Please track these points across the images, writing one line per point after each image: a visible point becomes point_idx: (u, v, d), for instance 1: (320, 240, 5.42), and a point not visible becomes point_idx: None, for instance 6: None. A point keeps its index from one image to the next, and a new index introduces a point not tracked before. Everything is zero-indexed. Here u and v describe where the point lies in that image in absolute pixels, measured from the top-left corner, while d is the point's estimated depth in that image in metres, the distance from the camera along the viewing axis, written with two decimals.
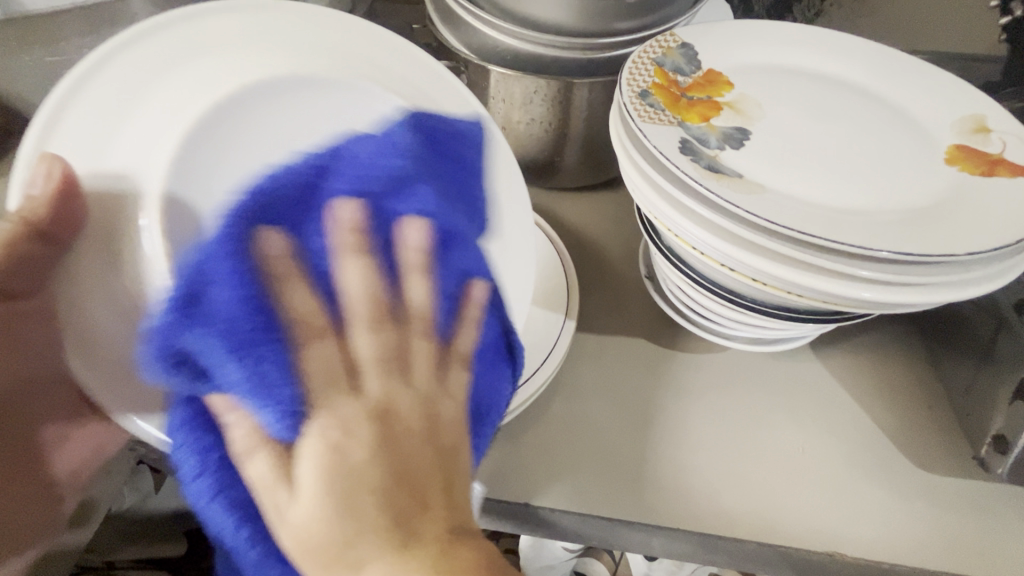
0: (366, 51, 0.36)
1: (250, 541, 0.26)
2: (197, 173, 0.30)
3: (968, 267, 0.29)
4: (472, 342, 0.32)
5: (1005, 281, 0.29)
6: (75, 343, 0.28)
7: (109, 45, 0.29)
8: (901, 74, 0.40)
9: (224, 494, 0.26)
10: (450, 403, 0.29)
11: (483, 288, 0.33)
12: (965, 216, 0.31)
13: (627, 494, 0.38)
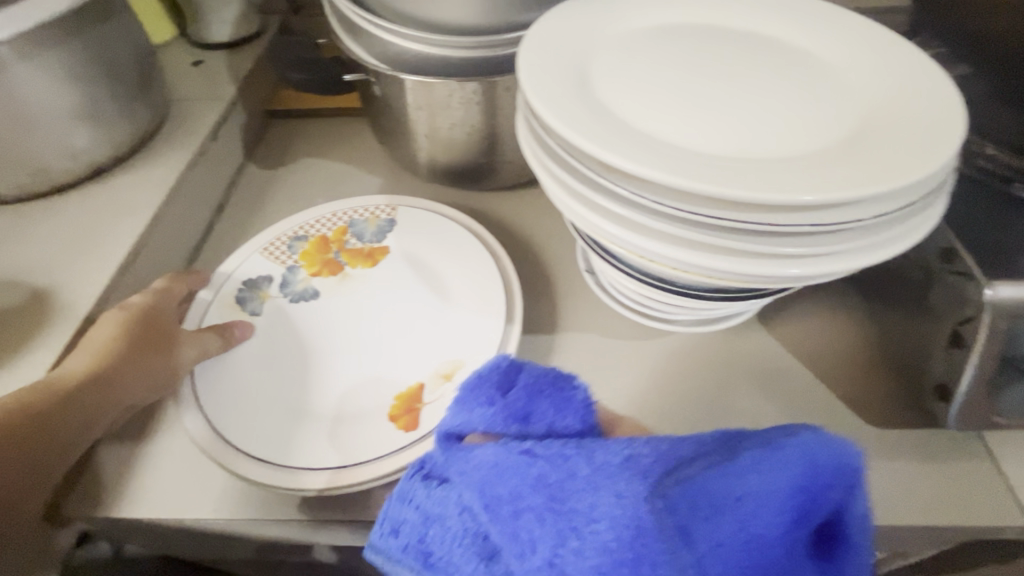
0: (839, 24, 0.37)
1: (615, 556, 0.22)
2: (713, 100, 0.33)
3: (867, 231, 0.28)
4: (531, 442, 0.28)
5: (904, 244, 0.29)
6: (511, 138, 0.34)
7: (811, 131, 0.31)
8: (823, 20, 0.37)
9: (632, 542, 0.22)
10: None
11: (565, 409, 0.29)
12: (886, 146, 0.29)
13: None
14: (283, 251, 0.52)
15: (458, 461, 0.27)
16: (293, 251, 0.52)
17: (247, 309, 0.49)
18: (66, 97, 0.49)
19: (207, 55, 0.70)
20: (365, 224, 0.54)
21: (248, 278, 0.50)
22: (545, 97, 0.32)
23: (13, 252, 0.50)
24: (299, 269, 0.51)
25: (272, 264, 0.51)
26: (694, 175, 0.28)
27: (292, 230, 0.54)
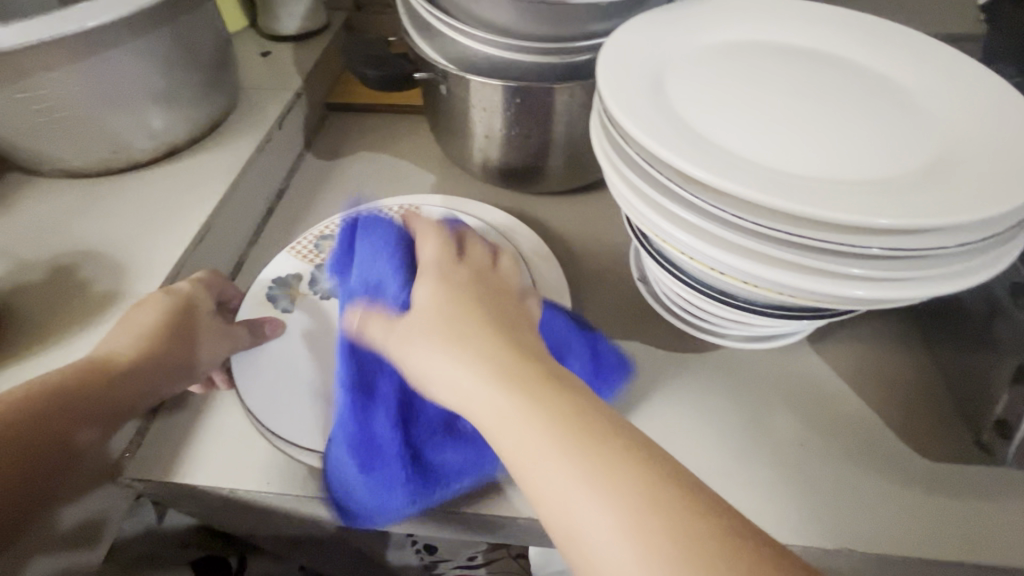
0: (919, 51, 0.37)
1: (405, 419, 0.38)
2: (790, 119, 0.33)
3: (942, 260, 0.29)
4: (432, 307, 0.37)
5: (978, 276, 0.29)
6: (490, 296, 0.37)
7: (888, 155, 0.31)
8: (903, 47, 0.37)
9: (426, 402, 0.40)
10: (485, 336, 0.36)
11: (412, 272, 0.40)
12: (967, 176, 0.29)
13: None
14: (310, 249, 0.53)
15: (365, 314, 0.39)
16: (322, 250, 0.53)
17: (280, 306, 0.49)
18: (151, 79, 0.51)
19: (275, 46, 0.73)
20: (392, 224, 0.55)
21: (277, 278, 0.51)
22: (625, 103, 0.33)
23: (87, 222, 0.53)
24: (328, 269, 0.52)
25: (299, 263, 0.52)
26: (771, 190, 0.28)
27: (318, 230, 0.55)
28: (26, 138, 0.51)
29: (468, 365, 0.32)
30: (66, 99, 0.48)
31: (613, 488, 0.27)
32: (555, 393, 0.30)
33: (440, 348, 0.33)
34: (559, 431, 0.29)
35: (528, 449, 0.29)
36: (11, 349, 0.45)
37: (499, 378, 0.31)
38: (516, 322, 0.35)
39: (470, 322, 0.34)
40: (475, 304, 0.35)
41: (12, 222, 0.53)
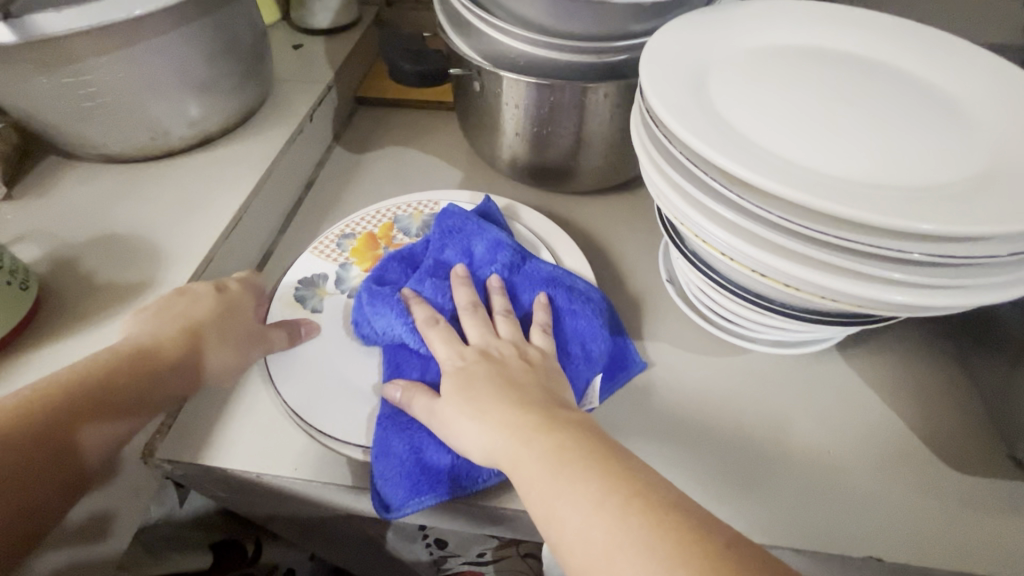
0: (967, 60, 0.37)
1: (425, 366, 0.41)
2: (835, 124, 0.33)
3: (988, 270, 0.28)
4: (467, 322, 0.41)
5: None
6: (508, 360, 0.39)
7: (936, 163, 0.31)
8: (949, 55, 0.37)
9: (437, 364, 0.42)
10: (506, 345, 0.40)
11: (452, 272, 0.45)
12: (1017, 186, 0.29)
13: None
14: (332, 249, 0.54)
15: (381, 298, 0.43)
16: (344, 249, 0.53)
17: (308, 305, 0.49)
18: (191, 68, 0.52)
19: (307, 39, 0.74)
20: (410, 220, 0.55)
21: (301, 280, 0.51)
22: (669, 102, 0.33)
23: (123, 208, 0.54)
24: (351, 265, 0.52)
25: (323, 262, 0.53)
26: (817, 193, 0.28)
27: (338, 230, 0.55)
28: (67, 124, 0.52)
29: (491, 425, 0.35)
30: (109, 85, 0.49)
31: (614, 526, 0.28)
32: (556, 440, 0.32)
33: (462, 416, 0.36)
34: (563, 476, 0.30)
35: (541, 505, 0.30)
36: (50, 327, 0.46)
37: (511, 437, 0.33)
38: (523, 378, 0.37)
39: (485, 387, 0.37)
40: (486, 377, 0.37)
41: (52, 203, 0.54)
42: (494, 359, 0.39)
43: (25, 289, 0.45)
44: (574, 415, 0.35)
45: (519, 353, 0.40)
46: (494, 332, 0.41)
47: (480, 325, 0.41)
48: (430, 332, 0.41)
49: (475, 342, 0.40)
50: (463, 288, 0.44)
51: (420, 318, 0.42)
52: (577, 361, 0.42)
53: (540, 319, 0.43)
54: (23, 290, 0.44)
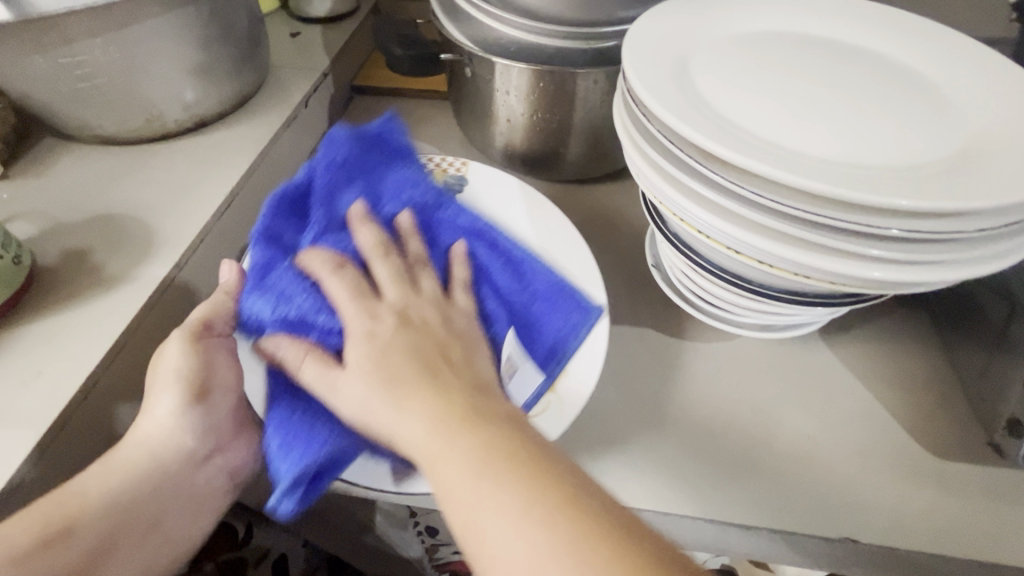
0: (949, 46, 0.37)
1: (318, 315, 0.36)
2: (814, 105, 0.33)
3: (961, 247, 0.29)
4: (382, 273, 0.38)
5: (999, 264, 0.29)
6: (426, 331, 0.36)
7: (913, 143, 0.31)
8: (930, 42, 0.37)
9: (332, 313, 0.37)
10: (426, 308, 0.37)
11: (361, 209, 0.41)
12: (991, 165, 0.29)
13: (649, 484, 0.40)
14: None
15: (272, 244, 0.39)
16: None
17: None
18: (187, 52, 0.53)
19: (305, 27, 0.74)
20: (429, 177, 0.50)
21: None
22: (650, 83, 0.33)
23: (117, 189, 0.55)
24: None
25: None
26: (792, 171, 0.28)
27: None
28: (62, 104, 0.52)
29: (411, 413, 0.31)
30: (105, 67, 0.50)
31: (539, 534, 0.26)
32: (478, 440, 0.29)
33: (382, 403, 0.32)
34: (486, 479, 0.28)
35: (460, 506, 0.28)
36: (43, 304, 0.47)
37: (431, 431, 0.30)
38: (447, 354, 0.35)
39: (405, 371, 0.33)
40: (403, 349, 0.34)
41: (48, 184, 0.55)
42: (413, 322, 0.36)
43: (20, 264, 0.45)
44: (499, 408, 0.32)
45: (440, 318, 0.37)
46: (415, 290, 0.39)
47: (400, 281, 0.38)
48: (337, 279, 0.37)
49: (390, 300, 0.37)
50: (370, 227, 0.40)
51: (321, 266, 0.38)
52: (490, 320, 0.40)
53: (459, 274, 0.41)
54: (17, 265, 0.45)
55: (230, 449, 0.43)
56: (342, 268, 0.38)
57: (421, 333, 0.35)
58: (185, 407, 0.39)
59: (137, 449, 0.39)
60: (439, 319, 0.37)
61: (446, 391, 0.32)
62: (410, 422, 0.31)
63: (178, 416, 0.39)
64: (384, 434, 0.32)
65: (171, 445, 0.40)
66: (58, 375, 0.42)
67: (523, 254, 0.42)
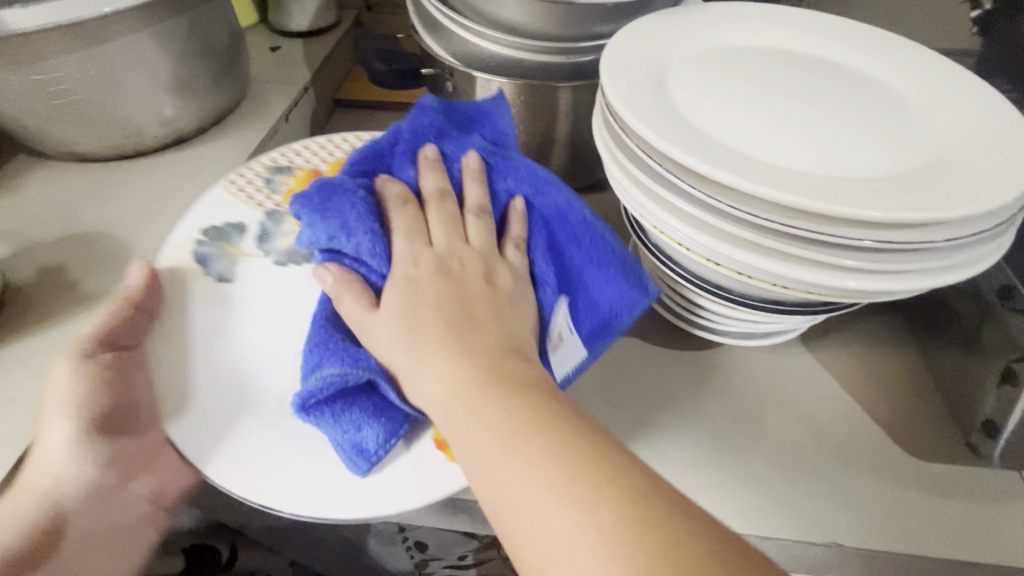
0: (916, 59, 0.38)
1: (368, 232, 0.36)
2: (788, 119, 0.34)
3: (933, 256, 0.29)
4: (481, 234, 0.39)
5: (970, 272, 0.30)
6: (478, 309, 0.36)
7: (886, 154, 0.32)
8: (897, 56, 0.39)
9: (377, 238, 0.37)
10: (501, 282, 0.38)
11: (434, 146, 0.41)
12: (956, 176, 0.30)
13: None
14: (257, 184, 0.48)
15: (393, 158, 0.41)
16: (274, 185, 0.48)
17: (212, 269, 0.42)
18: (165, 67, 0.52)
19: (286, 42, 0.74)
20: None
21: (211, 226, 0.44)
22: (627, 99, 0.34)
23: (92, 206, 0.54)
24: (281, 218, 0.46)
25: (236, 199, 0.47)
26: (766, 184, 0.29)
27: (269, 160, 0.49)
28: (35, 122, 0.52)
29: (451, 371, 0.32)
30: (80, 83, 0.49)
31: (546, 474, 0.27)
32: (510, 408, 0.30)
33: (431, 364, 0.33)
34: (509, 450, 0.29)
35: (478, 441, 0.30)
36: (15, 326, 0.45)
37: (458, 396, 0.31)
38: (480, 320, 0.35)
39: (428, 319, 0.34)
40: (440, 320, 0.34)
41: (20, 202, 0.54)
42: (457, 279, 0.37)
43: None
44: (529, 364, 0.33)
45: (484, 271, 0.38)
46: (461, 237, 0.39)
47: (448, 223, 0.39)
48: (399, 213, 0.38)
49: (438, 245, 0.38)
50: (438, 174, 0.40)
51: (393, 195, 0.39)
52: (540, 284, 0.39)
53: (514, 231, 0.40)
54: None
55: (143, 476, 0.41)
56: (445, 199, 0.40)
57: (452, 309, 0.35)
58: (76, 435, 0.37)
59: (30, 490, 0.37)
60: (500, 316, 0.35)
61: (493, 363, 0.32)
62: (449, 377, 0.32)
63: (72, 445, 0.37)
64: (406, 382, 0.33)
65: (71, 481, 0.38)
66: (34, 400, 0.41)
67: (580, 220, 0.40)
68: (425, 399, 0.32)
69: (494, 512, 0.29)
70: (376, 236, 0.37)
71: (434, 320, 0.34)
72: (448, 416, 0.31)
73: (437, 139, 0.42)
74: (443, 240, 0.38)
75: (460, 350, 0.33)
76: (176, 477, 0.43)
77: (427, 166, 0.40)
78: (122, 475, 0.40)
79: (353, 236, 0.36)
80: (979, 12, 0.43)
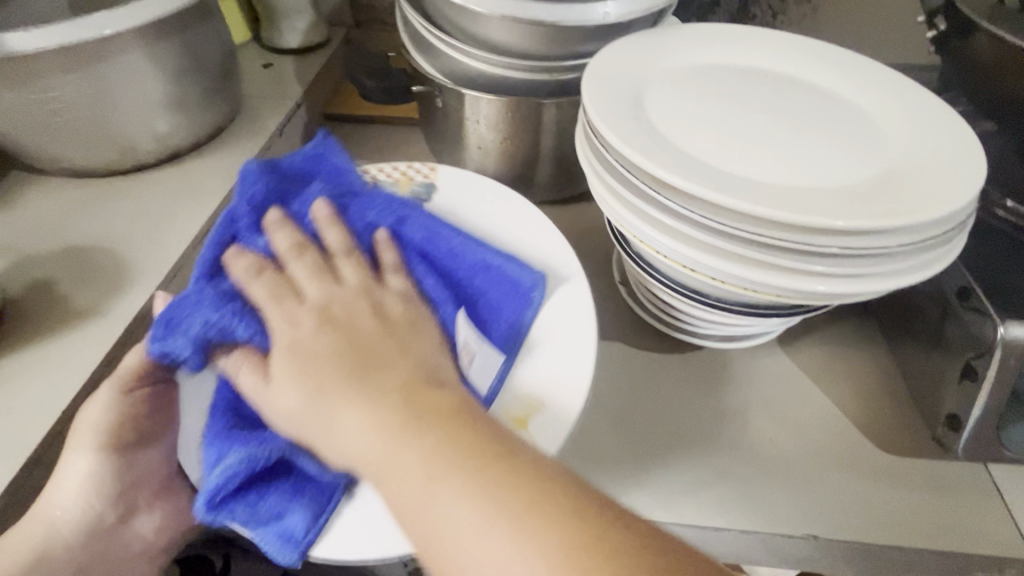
0: (877, 76, 0.41)
1: (230, 312, 0.35)
2: (758, 134, 0.36)
3: (891, 261, 0.32)
4: (354, 271, 0.38)
5: (926, 274, 0.32)
6: (382, 321, 0.36)
7: (847, 166, 0.35)
8: (859, 74, 0.41)
9: (247, 317, 0.35)
10: (393, 308, 0.37)
11: (278, 211, 0.40)
12: (910, 186, 0.33)
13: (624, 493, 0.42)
14: None
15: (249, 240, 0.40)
16: None
17: None
18: (160, 86, 0.54)
19: (278, 58, 0.76)
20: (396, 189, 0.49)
21: None
22: (606, 115, 0.36)
23: (87, 220, 0.55)
24: None
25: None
26: (734, 195, 0.31)
27: None
28: (32, 139, 0.53)
29: (368, 412, 0.31)
30: (78, 101, 0.50)
31: (498, 532, 0.27)
32: (427, 446, 0.29)
33: (349, 414, 0.31)
34: (438, 489, 0.28)
35: (411, 499, 0.29)
36: (13, 338, 0.46)
37: (384, 442, 0.30)
38: (381, 348, 0.34)
39: (332, 369, 0.32)
40: (332, 353, 0.33)
41: (16, 216, 0.55)
42: (342, 320, 0.35)
43: None
44: (450, 394, 0.32)
45: (375, 301, 0.37)
46: (337, 281, 0.37)
47: (318, 275, 0.37)
48: (295, 264, 0.38)
49: (314, 299, 0.36)
50: (334, 230, 0.40)
51: (283, 247, 0.38)
52: (435, 302, 0.40)
53: (386, 258, 0.40)
54: None
55: (148, 509, 0.45)
56: (303, 249, 0.39)
57: (342, 335, 0.34)
58: (103, 464, 0.41)
59: (50, 509, 0.40)
60: (398, 331, 0.35)
61: (406, 408, 0.31)
62: (370, 424, 0.30)
63: (95, 472, 0.41)
64: (325, 447, 0.32)
65: (85, 504, 0.42)
66: (33, 410, 0.42)
67: (450, 247, 0.42)
68: (353, 449, 0.30)
69: (433, 557, 0.28)
70: (249, 316, 0.35)
71: (329, 345, 0.33)
72: (390, 486, 0.29)
73: (275, 200, 0.41)
74: (334, 284, 0.37)
75: (375, 387, 0.32)
76: (175, 511, 0.47)
77: (271, 228, 0.39)
78: (124, 511, 0.44)
79: (206, 315, 0.34)
80: (935, 32, 0.46)
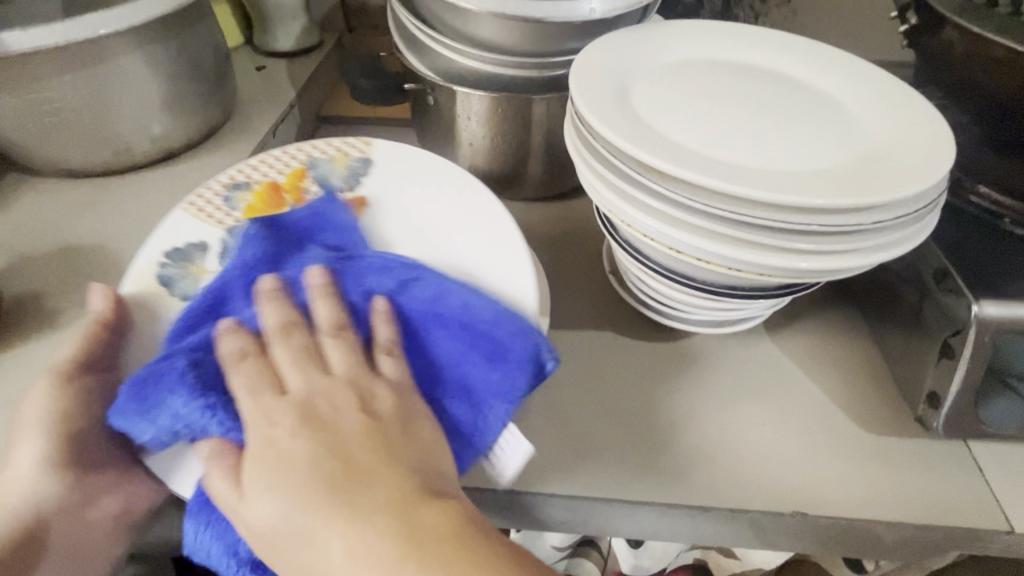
0: (850, 67, 0.43)
1: (204, 397, 0.33)
2: (737, 122, 0.38)
3: (867, 239, 0.33)
4: (337, 361, 0.35)
5: (901, 250, 0.33)
6: (348, 416, 0.33)
7: (823, 151, 0.36)
8: (834, 66, 0.43)
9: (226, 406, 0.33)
10: (380, 406, 0.34)
11: (271, 279, 0.37)
12: (883, 167, 0.34)
13: (617, 477, 0.43)
14: (215, 204, 0.45)
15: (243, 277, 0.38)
16: (231, 204, 0.45)
17: (177, 289, 0.40)
18: (156, 86, 0.55)
19: (270, 61, 0.77)
20: (330, 166, 0.47)
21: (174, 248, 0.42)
22: (593, 105, 0.37)
23: (83, 220, 0.55)
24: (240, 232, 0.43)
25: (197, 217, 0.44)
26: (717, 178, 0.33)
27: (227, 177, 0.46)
28: (28, 140, 0.53)
29: (351, 532, 0.30)
30: (75, 101, 0.51)
31: None
32: (402, 543, 0.29)
33: (329, 531, 0.30)
34: (405, 575, 0.29)
35: None
36: (9, 336, 0.46)
37: (365, 566, 0.29)
38: (348, 451, 0.32)
39: (310, 492, 0.31)
40: (308, 464, 0.31)
41: (12, 217, 0.55)
42: (321, 416, 0.33)
43: None
44: (448, 509, 0.31)
45: (355, 387, 0.34)
46: (323, 369, 0.35)
47: (303, 362, 0.35)
48: (237, 370, 0.34)
49: (298, 390, 0.34)
50: (275, 306, 0.36)
51: (228, 353, 0.34)
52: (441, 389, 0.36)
53: (381, 335, 0.36)
54: None
55: (111, 492, 0.39)
56: (290, 332, 0.36)
57: (304, 435, 0.32)
58: (45, 454, 0.37)
59: None
60: (375, 435, 0.33)
61: (394, 519, 0.30)
62: (346, 534, 0.30)
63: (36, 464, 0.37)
64: (300, 559, 0.30)
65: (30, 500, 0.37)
66: None
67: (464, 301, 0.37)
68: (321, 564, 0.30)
69: None
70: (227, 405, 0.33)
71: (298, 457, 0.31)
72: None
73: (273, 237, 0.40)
74: (324, 372, 0.35)
75: (327, 494, 0.30)
76: (138, 493, 0.39)
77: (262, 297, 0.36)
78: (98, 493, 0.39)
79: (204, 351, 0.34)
80: (907, 26, 0.48)
